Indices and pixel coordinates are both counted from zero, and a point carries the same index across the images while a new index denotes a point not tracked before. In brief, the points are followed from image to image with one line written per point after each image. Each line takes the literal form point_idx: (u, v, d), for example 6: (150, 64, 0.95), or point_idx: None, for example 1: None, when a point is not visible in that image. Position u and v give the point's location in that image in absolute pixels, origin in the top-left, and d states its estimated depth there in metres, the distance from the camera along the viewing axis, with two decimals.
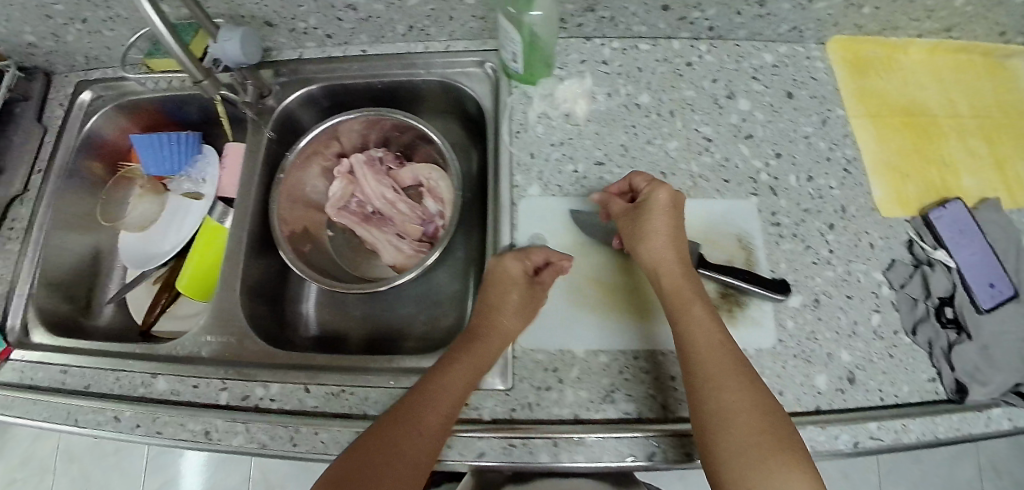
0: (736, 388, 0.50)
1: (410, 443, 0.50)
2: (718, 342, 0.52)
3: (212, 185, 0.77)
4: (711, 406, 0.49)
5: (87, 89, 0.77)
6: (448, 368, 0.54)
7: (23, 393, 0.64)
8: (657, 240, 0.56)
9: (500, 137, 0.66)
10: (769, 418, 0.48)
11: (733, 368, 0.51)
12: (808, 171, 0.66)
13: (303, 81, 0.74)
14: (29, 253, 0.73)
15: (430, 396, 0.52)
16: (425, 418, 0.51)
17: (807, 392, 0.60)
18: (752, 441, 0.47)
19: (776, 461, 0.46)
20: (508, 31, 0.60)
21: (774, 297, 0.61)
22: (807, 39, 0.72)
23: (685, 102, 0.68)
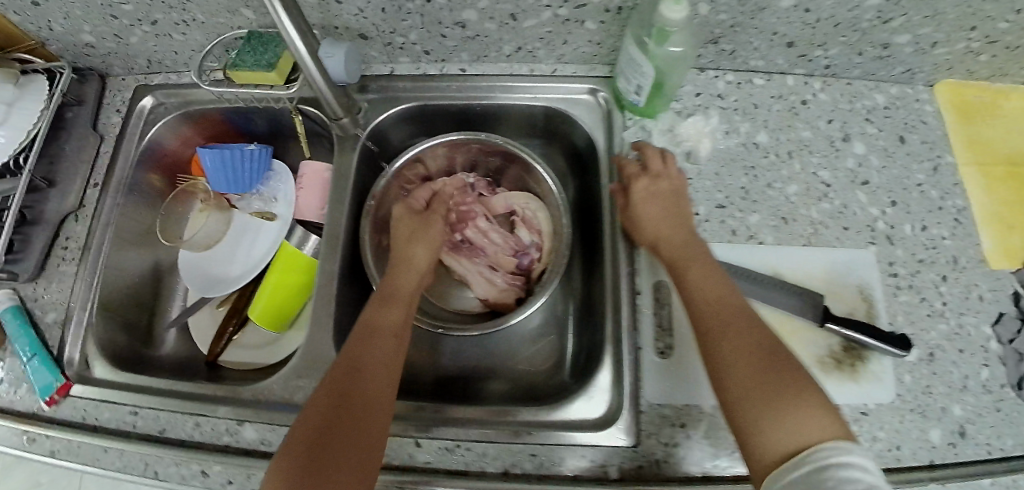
0: (740, 339, 0.47)
1: (357, 411, 0.46)
2: (716, 300, 0.50)
3: (288, 205, 0.72)
4: (717, 366, 0.46)
5: (147, 95, 0.72)
6: (371, 335, 0.52)
7: (94, 439, 0.61)
8: (648, 213, 0.58)
9: (617, 172, 0.64)
10: (775, 367, 0.44)
11: (732, 324, 0.48)
12: (921, 220, 0.65)
13: (393, 100, 0.69)
14: (86, 276, 0.66)
15: (368, 363, 0.50)
16: (367, 387, 0.48)
17: (921, 447, 0.59)
18: (762, 391, 0.43)
19: (798, 404, 0.41)
20: (643, 66, 0.59)
21: (895, 352, 0.59)
22: (917, 81, 0.70)
23: (803, 143, 0.66)
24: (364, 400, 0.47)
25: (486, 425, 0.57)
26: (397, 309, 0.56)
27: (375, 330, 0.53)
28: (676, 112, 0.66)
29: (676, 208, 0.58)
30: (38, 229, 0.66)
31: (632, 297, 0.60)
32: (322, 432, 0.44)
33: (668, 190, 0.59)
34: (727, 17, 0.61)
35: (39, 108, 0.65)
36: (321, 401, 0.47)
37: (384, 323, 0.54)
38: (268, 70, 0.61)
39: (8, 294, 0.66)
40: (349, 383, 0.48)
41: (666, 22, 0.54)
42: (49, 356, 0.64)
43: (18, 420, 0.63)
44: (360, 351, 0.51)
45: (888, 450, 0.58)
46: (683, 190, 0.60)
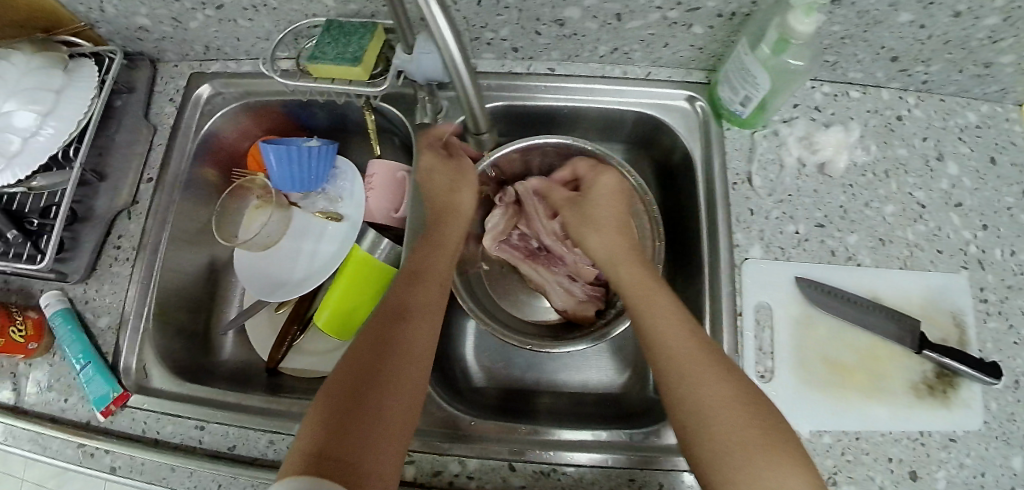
0: (718, 386, 0.46)
1: (394, 376, 0.48)
2: (684, 338, 0.50)
3: (356, 206, 0.70)
4: (683, 400, 0.47)
5: (203, 83, 0.68)
6: (410, 301, 0.53)
7: (157, 457, 0.57)
8: (593, 230, 0.62)
9: (716, 186, 0.62)
10: (756, 418, 0.45)
11: (678, 352, 0.49)
12: (1011, 245, 0.63)
13: (476, 98, 0.66)
14: (137, 276, 0.63)
15: (408, 329, 0.51)
16: (405, 353, 0.50)
17: (1004, 473, 0.57)
18: (741, 447, 0.43)
19: (762, 464, 0.43)
20: (758, 76, 0.55)
21: (984, 380, 0.57)
22: (1007, 100, 0.66)
23: (899, 162, 0.64)
24: (400, 366, 0.49)
25: (584, 449, 0.56)
26: (434, 275, 0.56)
27: (413, 309, 0.53)
28: (777, 123, 0.64)
29: (597, 216, 0.63)
30: (89, 227, 0.62)
31: (733, 319, 0.59)
32: (359, 388, 0.46)
33: (615, 196, 0.64)
34: (841, 28, 0.58)
35: (89, 97, 0.59)
36: (357, 357, 0.48)
37: (424, 289, 0.55)
38: (353, 65, 0.56)
39: (58, 296, 0.61)
40: (387, 347, 0.49)
41: (793, 34, 0.51)
42: (104, 364, 0.60)
43: (68, 431, 0.58)
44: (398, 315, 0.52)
45: (972, 476, 0.57)
46: (628, 193, 0.64)
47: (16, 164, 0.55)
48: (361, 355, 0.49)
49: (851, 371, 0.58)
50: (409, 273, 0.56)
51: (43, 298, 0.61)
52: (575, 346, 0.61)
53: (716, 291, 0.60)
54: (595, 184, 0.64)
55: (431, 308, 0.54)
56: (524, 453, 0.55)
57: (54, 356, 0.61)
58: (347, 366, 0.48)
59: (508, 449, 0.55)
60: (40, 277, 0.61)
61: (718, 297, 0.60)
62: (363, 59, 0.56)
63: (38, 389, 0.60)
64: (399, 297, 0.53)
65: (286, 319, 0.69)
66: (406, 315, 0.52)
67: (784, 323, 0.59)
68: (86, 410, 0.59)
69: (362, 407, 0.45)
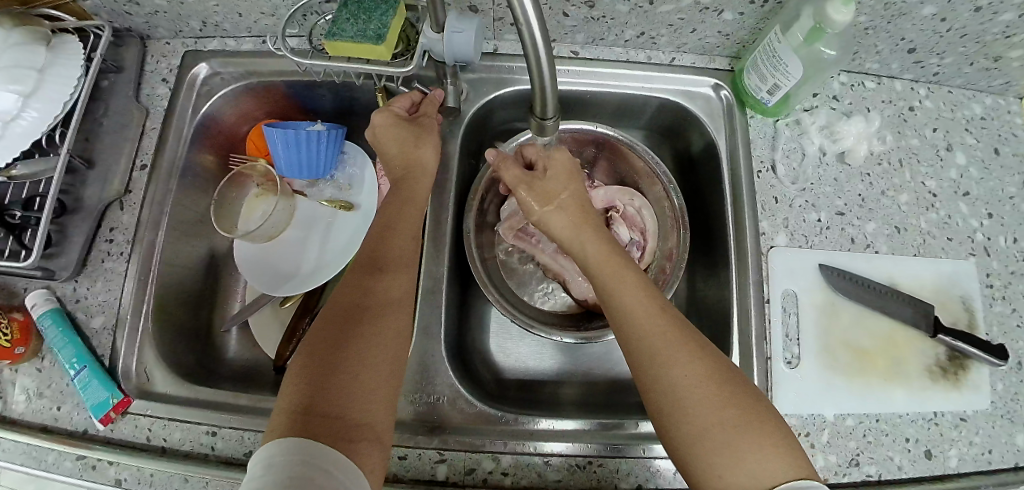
0: (690, 360, 0.45)
1: (368, 337, 0.46)
2: (657, 312, 0.47)
3: (370, 192, 0.67)
4: (656, 379, 0.45)
5: (201, 62, 0.65)
6: (381, 256, 0.51)
7: (165, 464, 0.53)
8: (552, 212, 0.54)
9: (738, 174, 0.63)
10: (726, 386, 0.44)
11: (656, 318, 0.47)
12: (1015, 233, 0.64)
13: (499, 81, 0.65)
14: (131, 268, 0.60)
15: (382, 286, 0.49)
16: (379, 312, 0.47)
17: (1006, 449, 0.57)
18: (716, 419, 0.42)
19: (750, 444, 0.41)
20: (788, 65, 0.55)
21: (991, 361, 0.57)
22: (1011, 92, 0.68)
23: (912, 151, 0.65)
24: (375, 327, 0.46)
25: (629, 440, 0.54)
26: (407, 228, 0.54)
27: (377, 295, 0.48)
28: (799, 112, 0.65)
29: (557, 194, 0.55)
30: (77, 219, 0.59)
31: (762, 307, 0.59)
32: (332, 353, 0.44)
33: (566, 173, 0.56)
34: (867, 19, 0.57)
35: (75, 76, 0.55)
36: (327, 324, 0.47)
37: (398, 244, 0.52)
38: (376, 43, 0.51)
39: (46, 295, 0.58)
40: (357, 310, 0.47)
41: (828, 23, 0.51)
42: (100, 368, 0.56)
43: (62, 442, 0.54)
44: (367, 272, 0.50)
45: (980, 454, 0.57)
46: (578, 172, 0.57)
47: None
48: (333, 320, 0.47)
49: (872, 356, 0.59)
50: (376, 232, 0.53)
51: (29, 298, 0.57)
52: (598, 335, 0.59)
53: (745, 279, 0.60)
54: (546, 162, 0.56)
55: (405, 263, 0.52)
56: (559, 447, 0.53)
57: (43, 360, 0.58)
58: (319, 334, 0.46)
59: (541, 446, 0.54)
60: (25, 275, 0.58)
61: (746, 283, 0.60)
62: (388, 38, 0.52)
63: (26, 396, 0.57)
64: (371, 255, 0.51)
65: (294, 314, 0.65)
66: (378, 271, 0.50)
67: (810, 310, 0.60)
68: (84, 417, 0.56)
69: (337, 372, 0.43)
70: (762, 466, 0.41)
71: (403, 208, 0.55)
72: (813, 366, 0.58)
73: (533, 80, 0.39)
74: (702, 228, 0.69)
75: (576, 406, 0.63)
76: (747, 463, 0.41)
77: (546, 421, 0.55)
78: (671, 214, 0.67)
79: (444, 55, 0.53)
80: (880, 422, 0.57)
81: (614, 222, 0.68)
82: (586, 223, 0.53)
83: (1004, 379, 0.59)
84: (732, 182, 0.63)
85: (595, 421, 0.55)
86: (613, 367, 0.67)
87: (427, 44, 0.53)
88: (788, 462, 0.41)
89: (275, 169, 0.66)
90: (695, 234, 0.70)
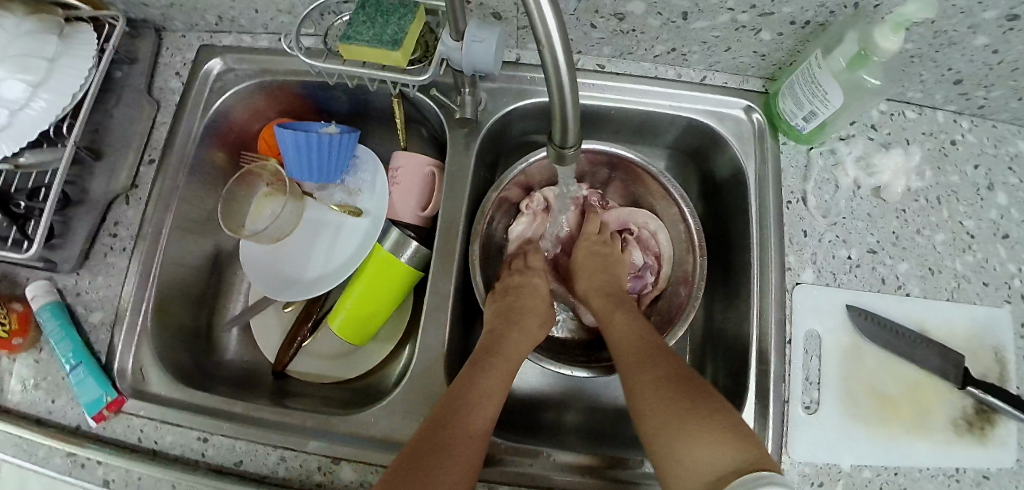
0: (653, 364, 0.49)
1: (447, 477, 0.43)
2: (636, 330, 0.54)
3: (381, 199, 0.64)
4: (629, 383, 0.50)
5: (215, 57, 0.64)
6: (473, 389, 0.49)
7: (154, 469, 0.52)
8: (587, 264, 0.62)
9: (765, 203, 0.59)
10: (686, 383, 0.47)
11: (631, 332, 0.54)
12: None
13: (520, 92, 0.62)
14: (134, 264, 0.59)
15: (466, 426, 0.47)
16: (459, 450, 0.45)
17: None
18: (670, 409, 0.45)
19: (688, 427, 0.44)
20: (828, 93, 0.52)
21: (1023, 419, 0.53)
22: None
23: (951, 189, 0.61)
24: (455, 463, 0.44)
25: (636, 479, 0.52)
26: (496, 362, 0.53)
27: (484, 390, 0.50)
28: (834, 140, 0.61)
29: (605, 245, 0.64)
30: (82, 211, 0.58)
31: (782, 347, 0.56)
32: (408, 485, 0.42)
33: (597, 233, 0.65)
34: (914, 47, 0.53)
35: (85, 67, 0.54)
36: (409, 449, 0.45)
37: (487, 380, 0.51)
38: (392, 48, 0.49)
39: (46, 287, 0.57)
40: (442, 442, 0.45)
41: (875, 50, 0.47)
42: (96, 365, 0.55)
43: (54, 437, 0.54)
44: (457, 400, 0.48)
45: None
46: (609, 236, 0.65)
47: (6, 137, 0.51)
48: (416, 449, 0.44)
49: (896, 404, 0.56)
50: None
51: (29, 289, 0.57)
52: (611, 371, 0.57)
53: (766, 316, 0.57)
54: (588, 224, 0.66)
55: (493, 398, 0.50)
56: (561, 481, 0.52)
57: (42, 351, 0.57)
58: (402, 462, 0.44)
59: (540, 478, 0.52)
60: (27, 266, 0.57)
61: (766, 320, 0.57)
62: (405, 44, 0.50)
63: (22, 387, 0.57)
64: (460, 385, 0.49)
65: (297, 319, 0.64)
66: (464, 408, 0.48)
67: (835, 353, 0.56)
68: (78, 413, 0.55)
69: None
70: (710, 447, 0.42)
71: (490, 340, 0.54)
72: (833, 412, 0.55)
73: (554, 108, 0.37)
74: (723, 257, 0.66)
75: (578, 434, 0.61)
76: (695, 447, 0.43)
77: (548, 452, 0.53)
78: (685, 238, 0.64)
79: (462, 64, 0.51)
80: (900, 476, 0.54)
81: (629, 244, 0.66)
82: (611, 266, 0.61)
83: None
84: (759, 211, 0.60)
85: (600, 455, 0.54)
86: (620, 395, 0.64)
87: (444, 53, 0.51)
88: (720, 445, 0.42)
89: (284, 170, 0.63)
90: (715, 261, 0.67)
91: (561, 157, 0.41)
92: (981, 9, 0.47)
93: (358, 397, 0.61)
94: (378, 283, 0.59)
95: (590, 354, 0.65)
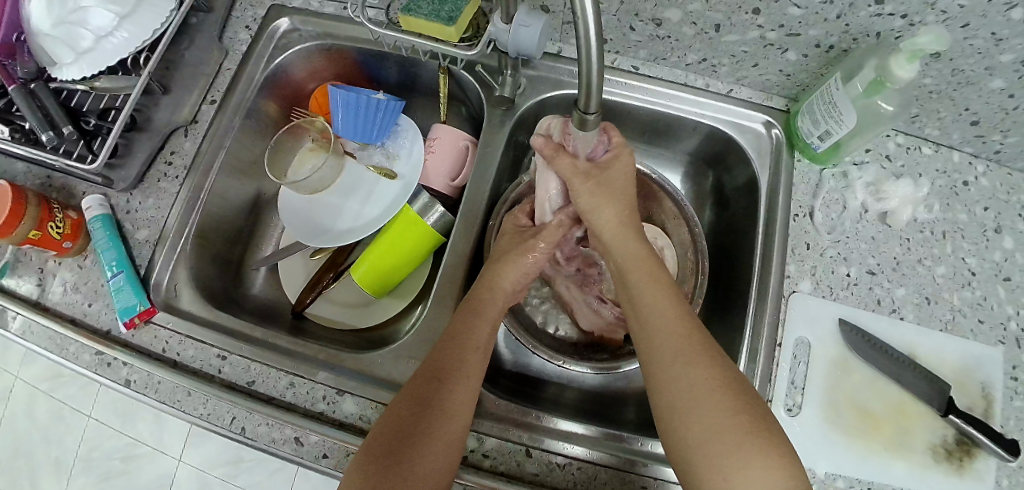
0: (703, 371, 0.45)
1: (431, 441, 0.46)
2: (674, 316, 0.49)
3: (415, 166, 0.69)
4: (667, 378, 0.46)
5: (284, 16, 0.69)
6: (465, 340, 0.52)
7: (175, 376, 0.56)
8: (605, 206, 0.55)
9: (773, 213, 0.63)
10: (742, 402, 0.44)
11: (679, 324, 0.49)
12: None
13: (557, 82, 0.66)
14: (183, 193, 0.64)
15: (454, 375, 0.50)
16: (444, 415, 0.48)
17: None
18: (726, 428, 0.43)
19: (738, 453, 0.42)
20: (843, 113, 0.55)
21: (1001, 453, 0.53)
22: None
23: (957, 226, 0.63)
24: (443, 421, 0.47)
25: (636, 457, 0.54)
26: (481, 330, 0.54)
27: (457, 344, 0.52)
28: (848, 164, 0.64)
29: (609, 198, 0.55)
30: (143, 137, 0.63)
31: (772, 349, 0.59)
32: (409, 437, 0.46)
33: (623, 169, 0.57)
34: (932, 82, 0.56)
35: (169, 8, 0.59)
36: (409, 399, 0.49)
37: (480, 352, 0.53)
38: (446, 24, 0.54)
39: (101, 201, 0.63)
40: (434, 396, 0.48)
41: (890, 77, 0.50)
42: (134, 275, 0.60)
43: (88, 337, 0.58)
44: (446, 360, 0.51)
45: None
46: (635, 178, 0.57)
47: (85, 61, 0.58)
48: (410, 400, 0.49)
49: (877, 422, 0.57)
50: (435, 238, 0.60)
51: (85, 200, 0.62)
52: (603, 369, 0.59)
53: (760, 317, 0.60)
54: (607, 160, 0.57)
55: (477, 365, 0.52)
56: (547, 442, 0.55)
57: (85, 258, 0.62)
58: (393, 418, 0.48)
59: (528, 437, 0.55)
60: (87, 179, 0.63)
61: (761, 322, 0.60)
62: (459, 20, 0.54)
63: (63, 288, 0.61)
64: (446, 350, 0.52)
65: (321, 267, 0.68)
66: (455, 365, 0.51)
67: (822, 362, 0.59)
68: (110, 317, 0.60)
69: (399, 469, 0.44)
70: (766, 480, 0.41)
71: (477, 312, 0.54)
72: (814, 419, 0.57)
73: (581, 79, 0.41)
74: (728, 263, 0.69)
75: (566, 407, 0.64)
76: (740, 474, 0.41)
77: (538, 415, 0.56)
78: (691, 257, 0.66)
79: (506, 45, 0.56)
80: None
81: None
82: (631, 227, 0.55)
83: (1011, 477, 0.55)
84: (767, 220, 0.63)
85: (604, 429, 0.56)
86: (613, 379, 0.67)
87: (491, 34, 0.55)
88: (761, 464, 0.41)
89: (332, 128, 0.70)
90: (720, 267, 0.70)
91: (580, 121, 0.46)
92: (997, 51, 0.50)
93: (366, 344, 0.65)
94: (399, 239, 0.63)
95: (583, 354, 0.66)
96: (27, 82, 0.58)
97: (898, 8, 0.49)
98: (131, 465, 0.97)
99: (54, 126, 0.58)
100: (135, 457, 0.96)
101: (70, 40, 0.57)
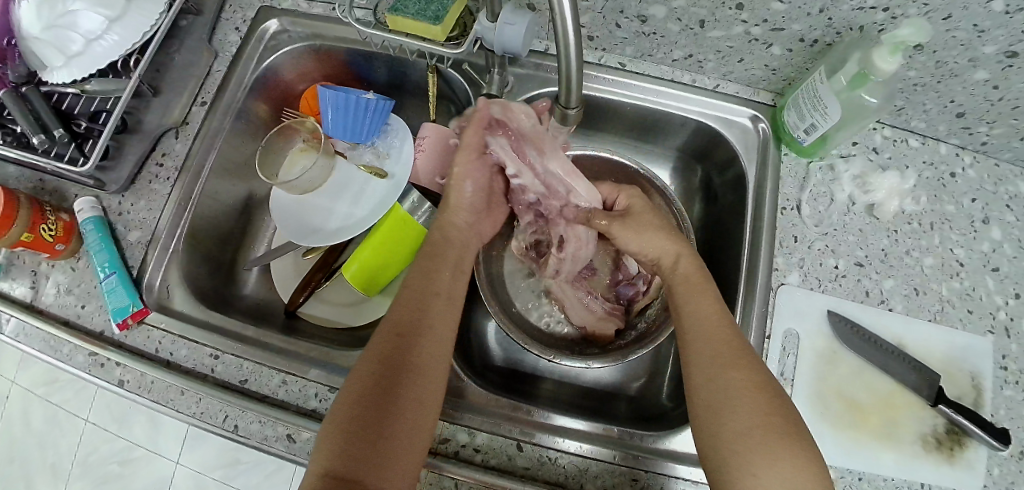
0: (747, 369, 0.46)
1: (405, 414, 0.47)
2: (722, 317, 0.50)
3: (405, 164, 0.69)
4: (708, 370, 0.47)
5: (273, 18, 0.69)
6: (422, 312, 0.52)
7: (169, 376, 0.56)
8: (645, 233, 0.57)
9: (760, 207, 0.63)
10: (780, 400, 0.45)
11: (726, 326, 0.49)
12: None
13: (545, 80, 0.67)
14: (174, 194, 0.65)
15: (420, 347, 0.50)
16: (416, 386, 0.48)
17: None
18: (763, 423, 0.43)
19: (774, 452, 0.42)
20: (828, 107, 0.56)
21: (991, 442, 0.54)
22: None
23: (944, 217, 0.63)
24: (408, 405, 0.47)
25: (629, 450, 0.54)
26: (441, 291, 0.55)
27: (420, 317, 0.52)
28: (834, 157, 0.65)
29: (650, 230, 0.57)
30: (134, 139, 0.64)
31: (761, 341, 0.60)
32: (381, 412, 0.46)
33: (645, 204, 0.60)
34: (916, 74, 0.56)
35: (158, 11, 0.60)
36: (374, 371, 0.48)
37: (433, 320, 0.52)
38: (432, 23, 0.55)
39: (93, 203, 0.63)
40: (393, 382, 0.47)
41: (873, 70, 0.51)
42: (127, 277, 0.60)
43: (81, 339, 0.59)
44: (414, 334, 0.51)
45: None
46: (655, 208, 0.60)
47: (75, 65, 0.58)
48: (375, 373, 0.48)
49: (865, 412, 0.57)
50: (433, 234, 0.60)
51: (77, 203, 0.62)
52: (599, 363, 0.58)
53: (748, 310, 0.60)
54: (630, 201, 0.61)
55: (441, 331, 0.53)
56: (541, 437, 0.55)
57: (78, 261, 0.63)
58: (357, 391, 0.47)
59: (520, 431, 0.55)
60: (79, 182, 0.63)
61: (750, 314, 0.60)
62: (445, 20, 0.55)
63: (56, 291, 0.62)
64: (405, 317, 0.52)
65: (313, 266, 0.69)
66: (406, 350, 0.49)
67: (810, 353, 0.59)
68: (103, 319, 0.60)
69: (383, 447, 0.44)
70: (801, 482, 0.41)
71: (424, 271, 0.56)
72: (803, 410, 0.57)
73: (561, 74, 0.43)
74: (717, 257, 0.69)
75: (558, 402, 0.64)
76: (772, 470, 0.41)
77: (531, 410, 0.57)
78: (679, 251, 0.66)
79: (492, 43, 0.56)
80: (863, 481, 0.55)
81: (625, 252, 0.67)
82: (678, 240, 0.56)
83: (1001, 465, 0.55)
84: (755, 214, 0.63)
85: (598, 423, 0.56)
86: (605, 374, 0.68)
87: (477, 32, 0.56)
88: (797, 467, 0.42)
89: (323, 128, 0.71)
90: (709, 261, 0.70)
91: (561, 114, 0.49)
92: (980, 42, 0.50)
93: (360, 342, 0.66)
94: (390, 236, 0.64)
95: (574, 350, 0.67)
96: (18, 86, 0.58)
97: (879, 2, 0.49)
98: (128, 468, 0.97)
99: (46, 129, 0.58)
100: (132, 461, 0.97)
101: (60, 43, 0.58)
